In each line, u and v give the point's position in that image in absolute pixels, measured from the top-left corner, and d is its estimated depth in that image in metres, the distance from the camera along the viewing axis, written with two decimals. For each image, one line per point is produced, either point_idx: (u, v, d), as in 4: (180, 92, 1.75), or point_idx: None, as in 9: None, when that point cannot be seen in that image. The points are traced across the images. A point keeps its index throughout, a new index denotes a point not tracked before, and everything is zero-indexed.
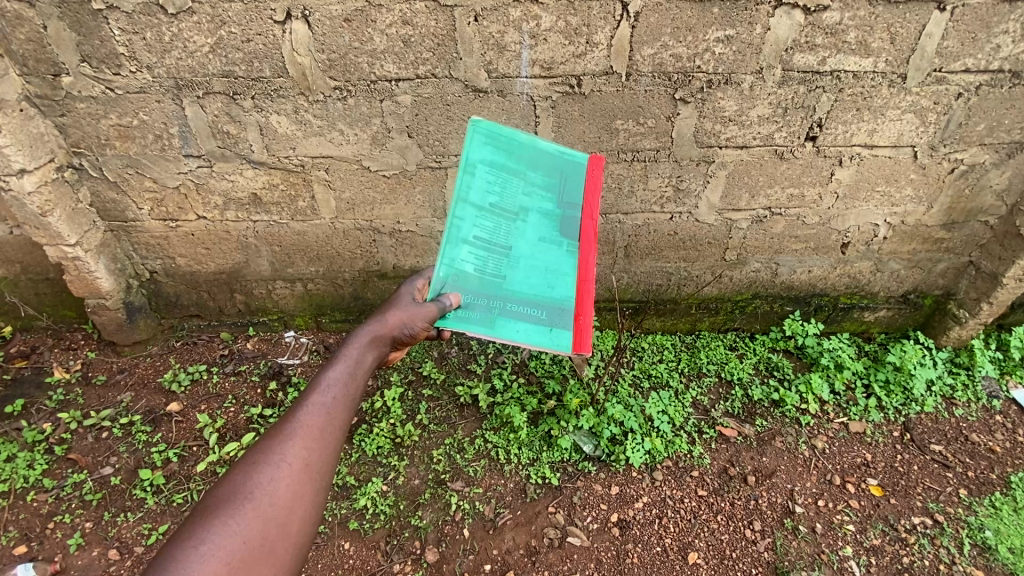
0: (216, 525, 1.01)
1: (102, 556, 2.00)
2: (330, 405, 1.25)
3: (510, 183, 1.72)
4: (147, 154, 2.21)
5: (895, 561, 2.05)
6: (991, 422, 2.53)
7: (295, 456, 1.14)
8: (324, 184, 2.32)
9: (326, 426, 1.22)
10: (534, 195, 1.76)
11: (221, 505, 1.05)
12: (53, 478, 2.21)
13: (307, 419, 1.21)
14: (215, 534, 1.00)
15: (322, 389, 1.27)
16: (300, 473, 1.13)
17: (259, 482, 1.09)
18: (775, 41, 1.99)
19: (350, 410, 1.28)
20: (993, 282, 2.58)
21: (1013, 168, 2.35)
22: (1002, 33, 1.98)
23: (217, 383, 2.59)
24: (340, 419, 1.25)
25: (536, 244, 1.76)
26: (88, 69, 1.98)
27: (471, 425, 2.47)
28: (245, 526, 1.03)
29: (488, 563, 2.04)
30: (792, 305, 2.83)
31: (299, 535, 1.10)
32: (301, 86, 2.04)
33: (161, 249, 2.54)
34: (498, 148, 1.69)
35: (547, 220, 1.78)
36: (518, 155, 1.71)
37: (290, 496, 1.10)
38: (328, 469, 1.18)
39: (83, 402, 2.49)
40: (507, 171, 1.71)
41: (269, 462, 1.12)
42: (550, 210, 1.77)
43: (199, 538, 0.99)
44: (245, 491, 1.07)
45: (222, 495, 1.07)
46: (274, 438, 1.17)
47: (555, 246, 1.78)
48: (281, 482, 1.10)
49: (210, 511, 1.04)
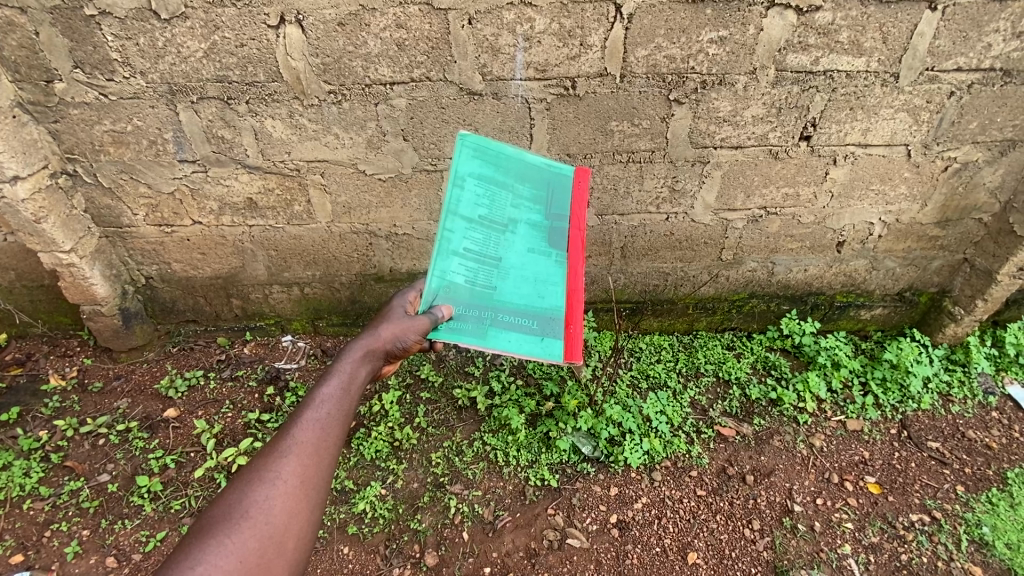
0: (211, 545, 1.01)
1: (99, 564, 1.99)
2: (324, 421, 1.24)
3: (499, 195, 1.72)
4: (142, 160, 2.20)
5: (893, 559, 2.05)
6: (987, 418, 2.54)
7: (291, 473, 1.14)
8: (320, 188, 2.32)
9: (321, 442, 1.21)
10: (523, 207, 1.76)
11: (217, 524, 1.05)
12: (50, 486, 2.20)
13: (302, 435, 1.21)
14: (211, 555, 1.00)
15: (317, 404, 1.27)
16: (295, 489, 1.13)
17: (254, 500, 1.09)
18: (768, 41, 2.00)
19: (344, 425, 1.28)
20: (988, 279, 2.59)
21: (1006, 166, 2.37)
22: (993, 32, 2.00)
23: (215, 388, 2.58)
24: (334, 435, 1.25)
25: (526, 255, 1.76)
26: (81, 75, 1.98)
27: (470, 428, 2.46)
28: (242, 545, 1.03)
29: (488, 566, 2.04)
30: (789, 304, 2.84)
31: (296, 552, 1.09)
32: (296, 90, 2.04)
33: (156, 255, 2.53)
34: (487, 161, 1.70)
35: (536, 230, 1.78)
36: (506, 168, 1.72)
37: (286, 514, 1.10)
38: (324, 485, 1.18)
39: (80, 409, 2.48)
40: (495, 183, 1.72)
41: (264, 480, 1.12)
42: (539, 221, 1.77)
43: (196, 559, 0.99)
44: (242, 509, 1.07)
45: (219, 514, 1.07)
46: (268, 455, 1.17)
47: (544, 257, 1.78)
48: (276, 500, 1.10)
49: (206, 531, 1.04)
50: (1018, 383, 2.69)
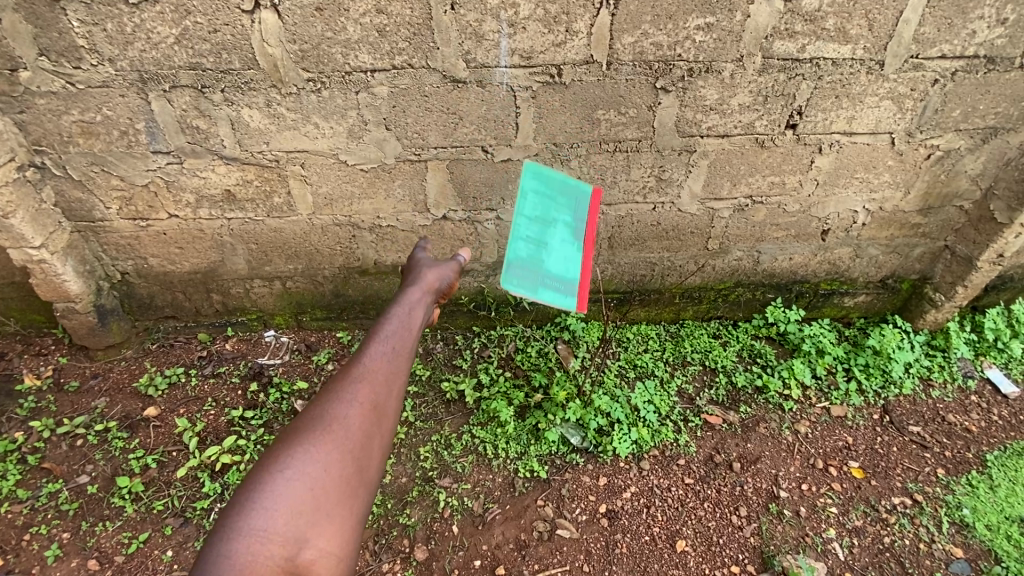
0: (297, 456, 1.04)
1: (81, 567, 1.95)
2: (392, 351, 1.25)
3: (551, 207, 1.85)
4: (113, 151, 2.12)
5: (877, 542, 2.10)
6: (966, 402, 2.60)
7: (364, 397, 1.15)
8: (300, 179, 2.26)
9: (391, 369, 1.22)
10: (563, 212, 1.88)
11: (301, 436, 1.08)
12: (27, 488, 2.14)
13: (373, 363, 1.21)
14: (297, 464, 1.03)
15: (383, 335, 1.27)
16: (369, 411, 1.14)
17: (332, 418, 1.11)
18: (755, 28, 1.98)
19: (410, 356, 1.28)
20: (968, 266, 2.63)
21: (987, 154, 2.39)
22: (977, 19, 1.99)
23: (196, 386, 2.53)
24: (402, 363, 1.25)
25: (561, 245, 1.83)
26: (46, 63, 1.89)
27: (458, 421, 2.45)
28: (324, 459, 1.05)
29: (478, 559, 2.04)
30: (774, 292, 2.85)
31: (373, 471, 1.11)
32: (274, 78, 1.97)
33: (132, 250, 2.46)
34: (545, 182, 1.86)
35: (569, 230, 1.87)
36: (558, 186, 1.89)
37: (362, 433, 1.12)
38: (395, 410, 1.19)
39: (56, 409, 2.41)
40: (549, 199, 1.86)
41: (341, 400, 1.14)
42: (571, 223, 1.89)
43: (284, 467, 1.03)
44: (323, 424, 1.10)
45: (301, 428, 1.10)
46: (343, 377, 1.19)
47: (573, 250, 1.85)
48: (353, 420, 1.12)
49: (291, 442, 1.07)
50: (996, 367, 2.75)
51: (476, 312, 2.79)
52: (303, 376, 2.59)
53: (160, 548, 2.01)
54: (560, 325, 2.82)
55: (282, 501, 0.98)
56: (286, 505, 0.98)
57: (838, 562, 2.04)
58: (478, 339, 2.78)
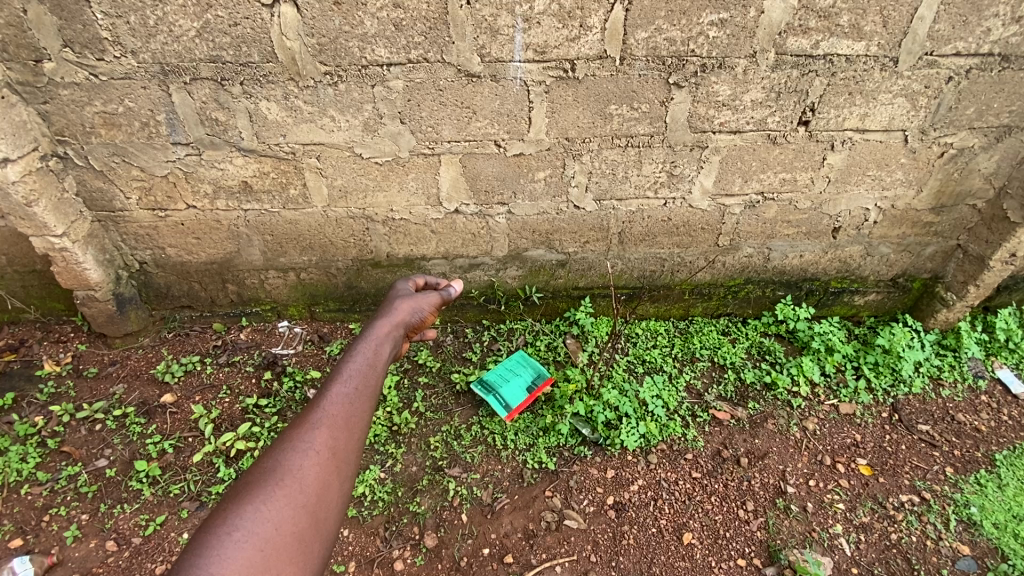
0: (248, 511, 0.99)
1: (99, 548, 2.00)
2: (353, 395, 1.26)
3: (511, 375, 2.56)
4: (134, 142, 2.16)
5: (884, 538, 2.10)
6: (977, 402, 2.59)
7: (323, 444, 1.14)
8: (315, 171, 2.29)
9: (352, 414, 1.23)
10: (519, 375, 2.57)
11: (250, 491, 1.03)
12: (47, 471, 2.20)
13: (332, 408, 1.22)
14: (247, 520, 0.98)
15: (345, 378, 1.29)
16: (327, 460, 1.13)
17: (289, 468, 1.08)
18: (769, 24, 1.97)
19: (372, 398, 1.30)
20: (980, 265, 2.62)
21: (1002, 152, 2.37)
22: (994, 16, 1.97)
23: (211, 374, 2.58)
24: (362, 406, 1.26)
25: (516, 386, 2.52)
26: (70, 54, 1.92)
27: (468, 412, 2.49)
28: (278, 513, 1.01)
29: (487, 547, 2.06)
30: (784, 290, 2.86)
31: (328, 525, 1.08)
32: (291, 71, 2.00)
33: (150, 240, 2.51)
34: (512, 370, 2.59)
35: (521, 384, 2.53)
36: (517, 367, 2.60)
37: (318, 484, 1.09)
38: (354, 457, 1.18)
39: (75, 394, 2.47)
40: (515, 368, 2.60)
41: (297, 449, 1.12)
42: (525, 381, 2.54)
43: (233, 524, 0.97)
44: (276, 477, 1.06)
45: (253, 481, 1.06)
46: (299, 427, 1.17)
47: (524, 386, 2.52)
48: (310, 469, 1.10)
49: (240, 497, 1.02)
50: (1007, 367, 2.74)
51: (486, 306, 2.83)
52: (316, 365, 2.64)
53: (175, 531, 2.05)
54: (569, 319, 2.86)
55: (230, 562, 0.92)
56: (236, 565, 0.92)
57: (844, 557, 2.04)
58: (487, 333, 2.83)
